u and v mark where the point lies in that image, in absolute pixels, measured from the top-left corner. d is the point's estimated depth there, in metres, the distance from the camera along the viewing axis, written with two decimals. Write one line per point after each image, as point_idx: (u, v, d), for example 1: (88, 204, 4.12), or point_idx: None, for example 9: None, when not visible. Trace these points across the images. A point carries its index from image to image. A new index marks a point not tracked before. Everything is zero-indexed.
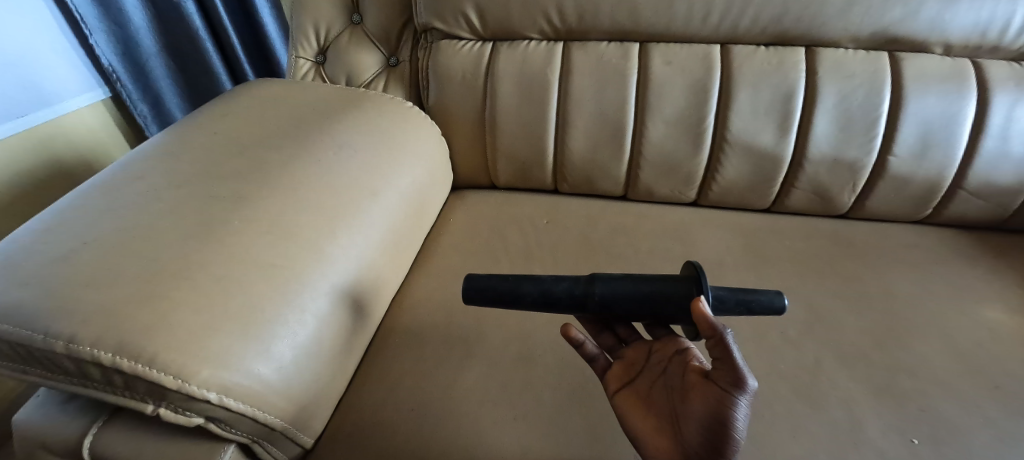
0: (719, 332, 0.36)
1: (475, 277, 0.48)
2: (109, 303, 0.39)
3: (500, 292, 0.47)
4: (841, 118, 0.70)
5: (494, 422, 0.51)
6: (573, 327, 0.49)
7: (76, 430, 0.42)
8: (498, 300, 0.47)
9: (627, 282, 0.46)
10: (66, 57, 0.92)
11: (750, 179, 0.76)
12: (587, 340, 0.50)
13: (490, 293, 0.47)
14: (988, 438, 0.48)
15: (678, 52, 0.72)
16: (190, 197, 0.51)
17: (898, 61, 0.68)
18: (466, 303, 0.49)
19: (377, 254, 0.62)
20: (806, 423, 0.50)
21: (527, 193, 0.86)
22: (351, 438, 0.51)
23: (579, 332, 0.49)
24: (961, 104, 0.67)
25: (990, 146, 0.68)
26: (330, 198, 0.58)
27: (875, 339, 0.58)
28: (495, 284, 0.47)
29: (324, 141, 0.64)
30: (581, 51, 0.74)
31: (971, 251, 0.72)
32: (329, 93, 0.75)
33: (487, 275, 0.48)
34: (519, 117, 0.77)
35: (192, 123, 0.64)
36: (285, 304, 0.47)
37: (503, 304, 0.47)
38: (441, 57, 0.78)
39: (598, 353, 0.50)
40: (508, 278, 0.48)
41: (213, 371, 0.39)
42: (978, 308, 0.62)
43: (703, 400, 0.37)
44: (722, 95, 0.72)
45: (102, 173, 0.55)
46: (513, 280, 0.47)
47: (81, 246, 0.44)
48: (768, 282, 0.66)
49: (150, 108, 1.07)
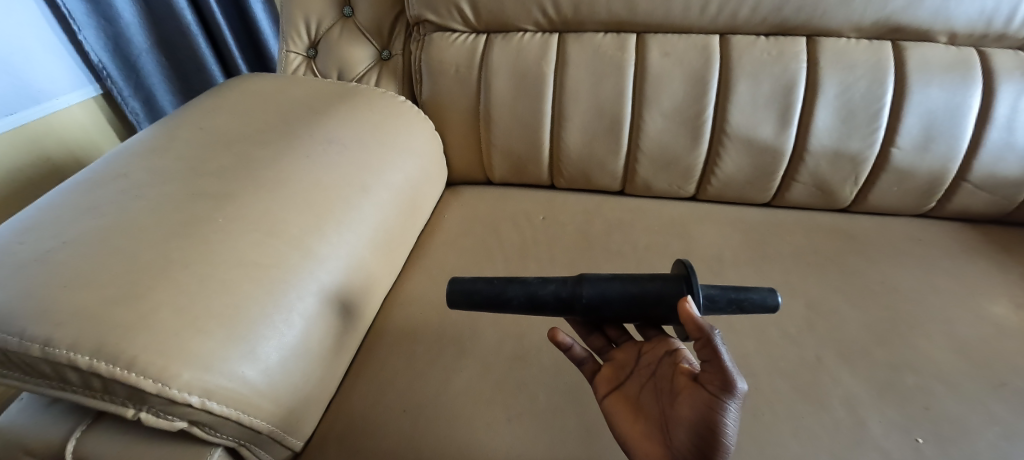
0: (706, 333, 0.35)
1: (460, 280, 0.46)
2: (85, 305, 0.38)
3: (486, 296, 0.45)
4: (842, 110, 0.68)
5: (488, 422, 0.50)
6: (561, 331, 0.48)
7: (58, 435, 0.40)
8: (484, 304, 0.45)
9: (616, 283, 0.44)
10: (55, 53, 0.91)
11: (749, 173, 0.74)
12: (575, 343, 0.49)
13: (476, 297, 0.45)
14: (993, 436, 0.47)
15: (676, 43, 0.70)
16: (174, 195, 0.50)
17: (902, 51, 0.67)
18: (450, 307, 0.47)
19: (368, 252, 0.60)
20: (807, 421, 0.48)
21: (523, 189, 0.84)
22: (341, 440, 0.50)
23: (567, 336, 0.48)
24: (963, 96, 0.66)
25: (995, 137, 0.67)
26: (318, 195, 0.57)
27: (877, 335, 0.57)
28: (480, 288, 0.45)
29: (312, 137, 0.62)
30: (577, 43, 0.72)
31: (974, 245, 0.71)
32: (319, 88, 0.73)
33: (472, 278, 0.47)
34: (514, 111, 0.75)
35: (178, 118, 0.63)
36: (271, 304, 0.46)
37: (489, 308, 0.46)
38: (434, 50, 0.76)
39: (586, 356, 0.49)
40: (494, 281, 0.46)
41: (194, 374, 0.38)
42: (982, 303, 0.61)
43: (692, 404, 0.35)
44: (721, 87, 0.70)
45: (85, 171, 0.54)
46: (499, 283, 0.46)
47: (60, 245, 0.42)
48: (768, 277, 0.65)
49: (142, 105, 1.05)
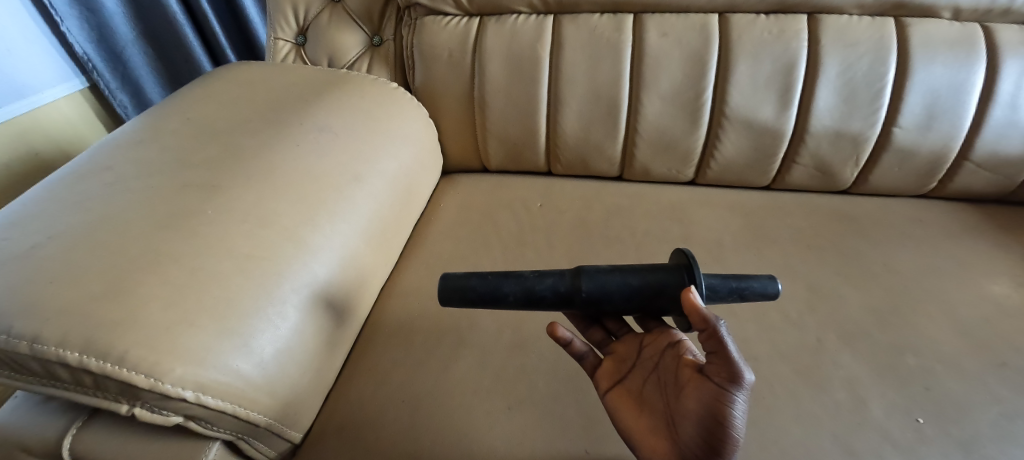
0: (712, 325, 0.35)
1: (452, 276, 0.45)
2: (69, 301, 0.37)
3: (480, 292, 0.44)
4: (844, 90, 0.67)
5: (488, 411, 0.49)
6: (560, 326, 0.46)
7: (54, 431, 0.40)
8: (478, 301, 0.44)
9: (615, 275, 0.44)
10: (39, 46, 0.89)
11: (749, 155, 0.73)
12: (575, 338, 0.47)
13: (470, 293, 0.44)
14: (994, 416, 0.47)
15: (675, 23, 0.68)
16: (162, 187, 0.48)
17: (906, 27, 0.65)
18: (443, 303, 0.46)
19: (363, 243, 0.59)
20: (808, 404, 0.48)
21: (520, 176, 0.83)
22: (341, 432, 0.49)
23: (567, 331, 0.47)
24: (968, 73, 0.65)
25: (998, 115, 0.66)
26: (310, 185, 0.55)
27: (878, 316, 0.57)
28: (474, 284, 0.44)
29: (303, 125, 0.61)
30: (573, 24, 0.70)
31: (976, 225, 0.70)
32: (310, 75, 0.71)
33: (465, 274, 0.45)
34: (508, 96, 0.74)
35: (166, 108, 0.61)
36: (265, 296, 0.45)
37: (483, 305, 0.45)
38: (426, 34, 0.74)
39: (587, 351, 0.48)
40: (487, 276, 0.45)
41: (187, 368, 0.37)
42: (983, 282, 0.61)
43: (699, 397, 0.35)
44: (721, 67, 0.69)
45: (70, 164, 0.52)
46: (494, 278, 0.45)
47: (45, 240, 0.41)
48: (768, 261, 0.65)
49: (130, 98, 1.04)
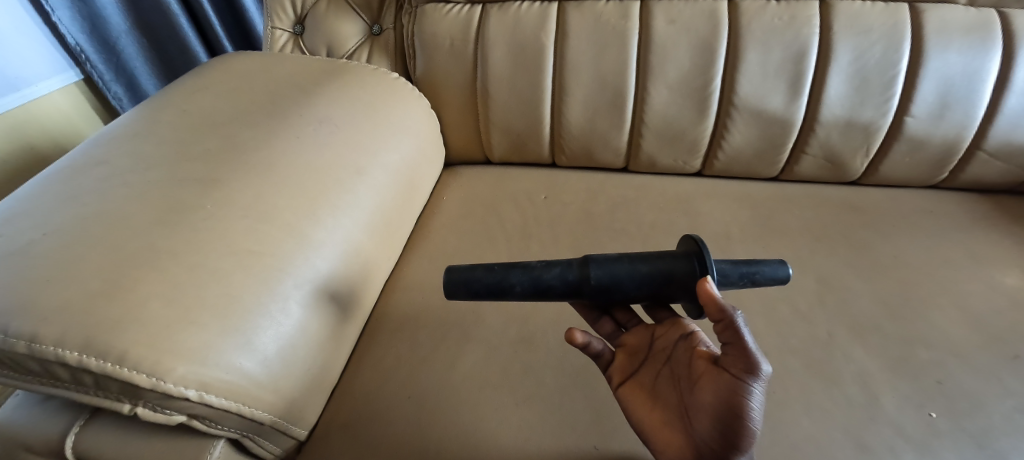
0: (729, 315, 0.34)
1: (457, 270, 0.44)
2: (65, 301, 0.35)
3: (486, 285, 0.43)
4: (855, 78, 0.66)
5: (496, 407, 0.49)
6: (578, 331, 0.43)
7: (56, 430, 0.39)
8: (485, 293, 0.43)
9: (625, 263, 0.43)
10: (32, 37, 0.87)
11: (757, 145, 0.72)
12: (592, 339, 0.45)
13: (476, 286, 0.43)
14: (1008, 410, 0.46)
15: (683, 9, 0.67)
16: (159, 182, 0.47)
17: (920, 13, 0.63)
18: (449, 297, 0.45)
19: (366, 237, 0.58)
20: (820, 398, 0.48)
21: (524, 168, 0.82)
22: (347, 430, 0.49)
23: (585, 335, 0.44)
24: (984, 59, 0.63)
25: (1012, 103, 0.65)
26: (310, 178, 0.54)
27: (889, 309, 0.56)
28: (479, 276, 0.43)
29: (302, 116, 0.59)
30: (578, 11, 0.68)
31: (988, 216, 0.69)
32: (308, 65, 0.70)
33: (469, 266, 0.44)
34: (511, 86, 0.72)
35: (162, 100, 0.60)
36: (267, 293, 0.44)
37: (489, 297, 0.44)
38: (427, 22, 0.72)
39: (603, 349, 0.45)
40: (494, 268, 0.44)
41: (189, 367, 0.36)
42: (994, 273, 0.60)
43: (715, 390, 0.34)
44: (730, 55, 0.67)
45: (65, 157, 0.51)
46: (500, 269, 0.43)
47: (41, 237, 0.40)
48: (776, 253, 0.64)
49: (125, 90, 1.02)
